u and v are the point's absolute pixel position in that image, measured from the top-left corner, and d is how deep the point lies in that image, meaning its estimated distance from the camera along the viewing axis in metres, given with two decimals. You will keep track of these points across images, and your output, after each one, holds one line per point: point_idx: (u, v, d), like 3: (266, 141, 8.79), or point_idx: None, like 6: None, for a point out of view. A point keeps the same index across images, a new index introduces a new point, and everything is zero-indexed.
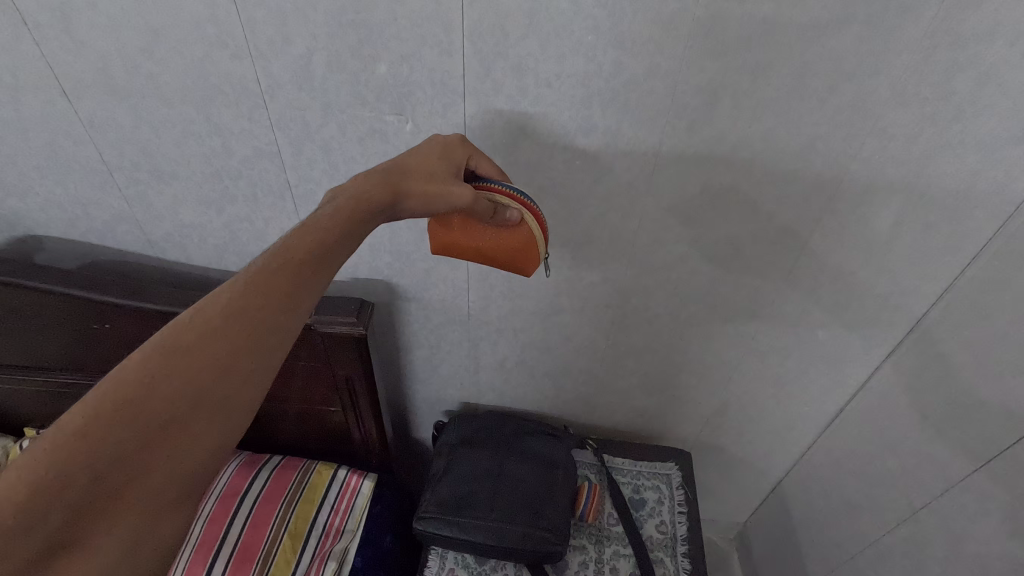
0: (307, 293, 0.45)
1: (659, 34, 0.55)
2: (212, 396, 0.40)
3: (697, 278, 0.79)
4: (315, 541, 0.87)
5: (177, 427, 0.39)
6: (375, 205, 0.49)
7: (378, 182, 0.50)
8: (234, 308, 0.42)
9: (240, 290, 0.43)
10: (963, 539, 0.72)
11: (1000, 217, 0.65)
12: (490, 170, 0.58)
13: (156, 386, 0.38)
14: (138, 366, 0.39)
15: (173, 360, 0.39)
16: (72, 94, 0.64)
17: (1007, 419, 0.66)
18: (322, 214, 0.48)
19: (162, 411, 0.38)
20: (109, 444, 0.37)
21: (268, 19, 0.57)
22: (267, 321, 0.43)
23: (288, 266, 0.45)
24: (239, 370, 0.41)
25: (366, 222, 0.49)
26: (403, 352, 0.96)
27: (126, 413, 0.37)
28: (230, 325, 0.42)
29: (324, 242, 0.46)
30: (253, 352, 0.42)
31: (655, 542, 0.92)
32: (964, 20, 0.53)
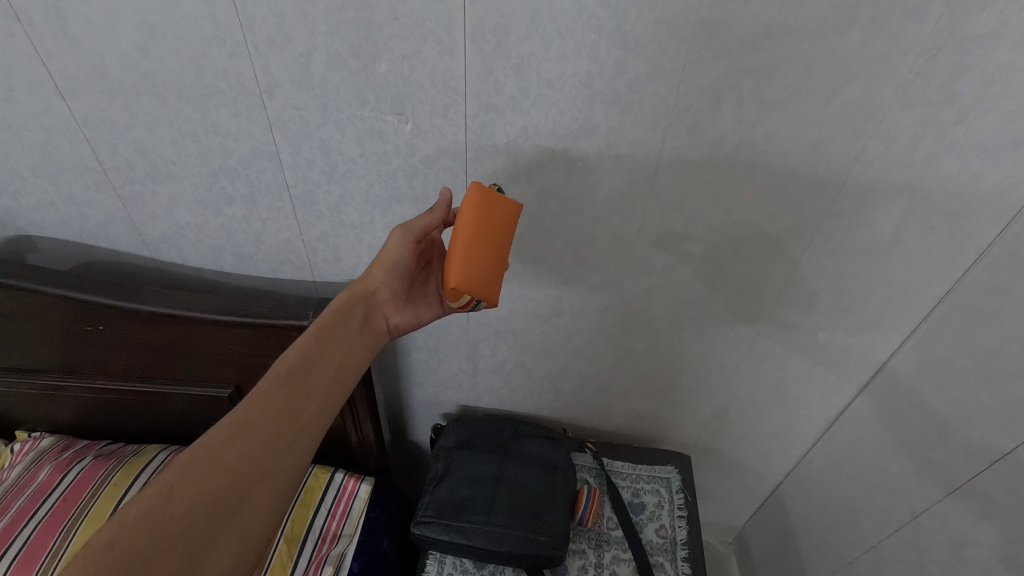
0: (305, 403, 0.54)
1: (663, 34, 0.55)
2: (225, 500, 0.47)
3: (698, 281, 0.79)
4: (312, 545, 0.86)
5: (196, 532, 0.45)
6: (347, 311, 0.60)
7: (350, 293, 0.61)
8: (241, 422, 0.50)
9: (247, 405, 0.51)
10: (964, 544, 0.72)
11: (1002, 221, 0.65)
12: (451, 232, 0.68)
13: (179, 496, 0.45)
14: (163, 479, 0.46)
15: (193, 472, 0.47)
16: (67, 92, 0.63)
17: (1009, 424, 0.65)
18: (308, 333, 0.58)
19: (184, 516, 0.45)
20: (141, 548, 0.42)
21: (267, 16, 0.56)
22: (272, 428, 0.51)
23: (285, 381, 0.54)
24: (250, 472, 0.49)
25: (344, 334, 0.59)
26: (401, 354, 0.95)
27: (152, 521, 0.44)
28: (241, 436, 0.49)
29: (312, 356, 0.56)
30: (260, 458, 0.49)
31: (655, 546, 0.91)
32: (970, 21, 0.52)
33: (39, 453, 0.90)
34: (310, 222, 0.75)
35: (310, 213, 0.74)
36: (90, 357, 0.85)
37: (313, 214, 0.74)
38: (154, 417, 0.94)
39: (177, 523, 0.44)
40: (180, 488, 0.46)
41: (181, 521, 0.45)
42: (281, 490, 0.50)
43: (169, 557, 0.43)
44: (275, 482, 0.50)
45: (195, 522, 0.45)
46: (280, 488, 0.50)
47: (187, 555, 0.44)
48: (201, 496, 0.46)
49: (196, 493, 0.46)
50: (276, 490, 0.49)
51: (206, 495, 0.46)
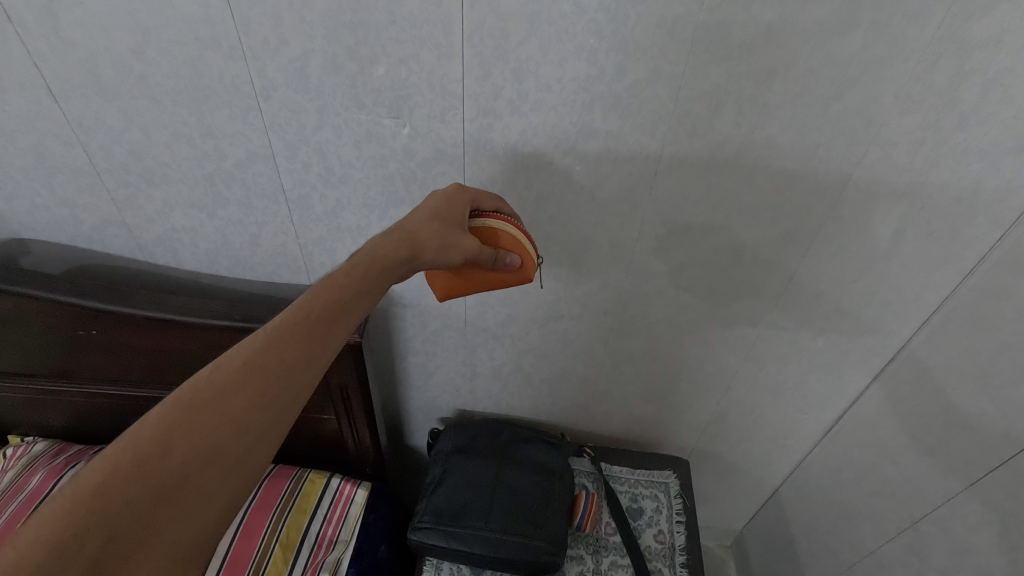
0: (325, 350, 0.45)
1: (663, 38, 0.54)
2: (226, 453, 0.39)
3: (697, 285, 0.78)
4: (308, 552, 0.86)
5: (192, 486, 0.37)
6: (388, 262, 0.50)
7: (394, 238, 0.51)
8: (252, 365, 0.42)
9: (260, 345, 0.43)
10: (964, 550, 0.71)
11: (1003, 226, 0.65)
12: (491, 202, 0.60)
13: (176, 442, 0.38)
14: (159, 419, 0.38)
15: (194, 415, 0.39)
16: (60, 95, 0.63)
17: (1010, 430, 0.65)
18: (339, 271, 0.48)
19: (179, 467, 0.37)
20: (124, 501, 0.35)
21: (263, 19, 0.55)
22: (284, 377, 0.43)
23: (307, 322, 0.45)
24: (254, 425, 0.40)
25: (378, 281, 0.49)
26: (398, 358, 0.94)
27: (144, 469, 0.36)
28: (253, 380, 0.41)
29: (340, 299, 0.47)
30: (269, 409, 0.41)
31: (653, 552, 0.90)
32: (971, 26, 0.52)
33: (33, 457, 0.89)
34: (306, 225, 0.75)
35: (306, 217, 0.74)
36: (84, 361, 0.84)
37: (310, 218, 0.74)
38: None
39: (172, 474, 0.37)
40: (177, 433, 0.38)
41: (174, 472, 0.37)
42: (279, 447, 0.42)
43: (161, 513, 0.36)
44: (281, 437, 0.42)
45: (188, 478, 0.37)
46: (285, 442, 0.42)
47: (179, 512, 0.37)
48: (200, 447, 0.38)
49: (195, 442, 0.38)
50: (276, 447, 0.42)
51: (207, 445, 0.38)
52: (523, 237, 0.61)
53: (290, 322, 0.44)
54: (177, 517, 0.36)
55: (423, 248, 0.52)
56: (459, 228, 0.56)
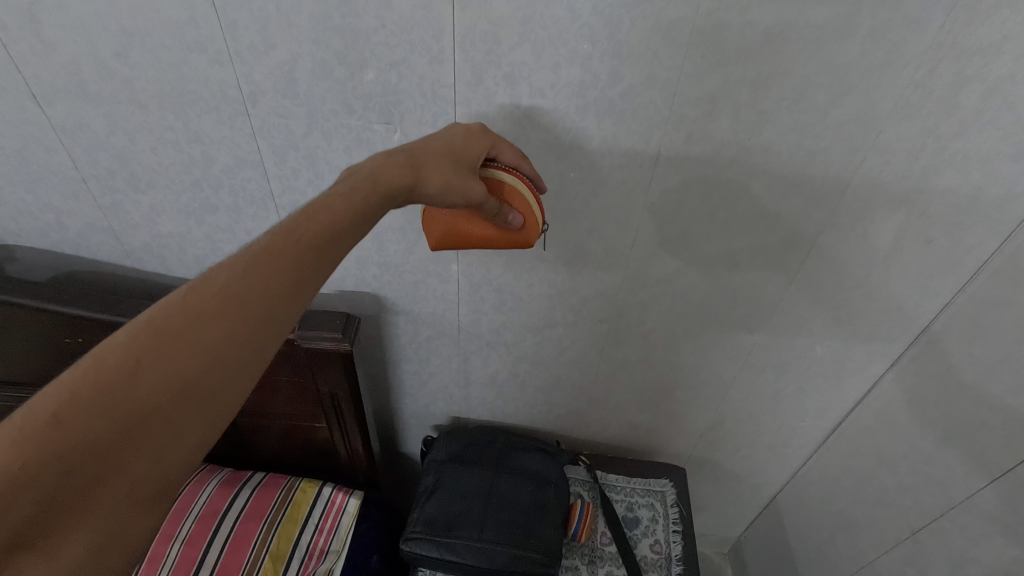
0: (315, 278, 0.40)
1: (657, 43, 0.53)
2: (204, 385, 0.34)
3: (694, 292, 0.77)
4: (298, 563, 0.84)
5: (163, 421, 0.32)
6: (388, 189, 0.44)
7: (396, 166, 0.46)
8: (234, 289, 0.36)
9: (246, 265, 0.37)
10: (963, 562, 0.70)
11: (1002, 234, 0.64)
12: (512, 157, 0.54)
13: (146, 369, 0.32)
14: (125, 343, 0.32)
15: (165, 341, 0.33)
16: (43, 98, 0.61)
17: (1011, 441, 0.64)
18: (333, 195, 0.42)
19: (148, 398, 0.32)
20: (87, 432, 0.30)
21: (249, 22, 0.54)
22: (273, 303, 0.37)
23: (299, 246, 0.39)
24: (238, 356, 0.36)
25: (376, 210, 0.44)
26: (391, 365, 0.93)
27: (105, 401, 0.31)
28: (239, 303, 0.36)
29: (337, 225, 0.41)
30: (253, 338, 0.36)
31: (649, 562, 0.89)
32: (970, 33, 0.51)
33: None
34: None
35: None
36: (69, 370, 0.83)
37: None
38: None
39: (139, 406, 0.32)
40: (150, 357, 0.33)
41: (146, 404, 0.32)
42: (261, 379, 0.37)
43: (125, 452, 0.31)
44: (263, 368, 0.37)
45: (161, 410, 0.32)
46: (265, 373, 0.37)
47: (147, 450, 0.32)
48: (178, 375, 0.33)
49: (170, 369, 0.33)
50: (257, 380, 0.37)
51: (185, 373, 0.33)
52: (531, 197, 0.55)
53: (277, 244, 0.38)
54: (143, 455, 0.32)
55: (427, 181, 0.47)
56: (468, 172, 0.50)
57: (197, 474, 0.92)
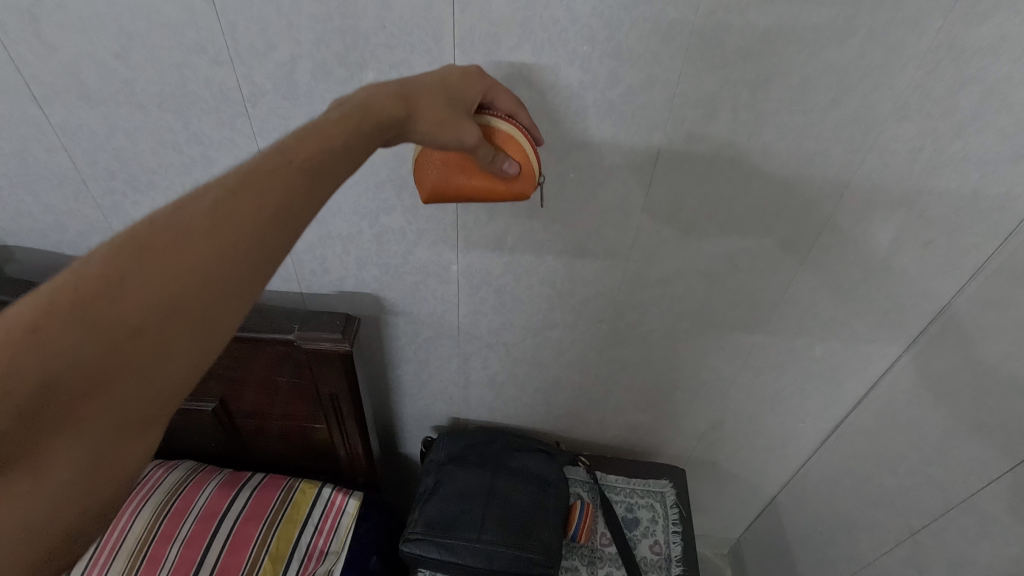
0: (310, 206, 0.37)
1: (657, 44, 0.53)
2: (189, 309, 0.33)
3: (694, 292, 0.77)
4: (298, 564, 0.84)
5: (148, 342, 0.32)
6: (385, 120, 0.40)
7: (390, 95, 0.41)
8: (221, 212, 0.34)
9: (234, 186, 0.35)
10: (963, 562, 0.70)
11: (1001, 234, 0.64)
12: (510, 102, 0.49)
13: (129, 287, 0.32)
14: (106, 256, 0.32)
15: (146, 260, 0.32)
16: (43, 99, 0.61)
17: (1010, 442, 0.64)
18: (327, 119, 0.39)
19: (130, 318, 0.32)
20: (68, 347, 0.30)
21: (249, 24, 0.54)
22: (263, 227, 0.35)
23: (290, 169, 0.36)
24: (226, 280, 0.34)
25: (372, 140, 0.40)
26: (390, 365, 0.93)
27: (85, 318, 0.31)
28: (225, 225, 0.34)
29: (331, 149, 0.38)
30: (242, 264, 0.35)
31: (649, 563, 0.89)
32: (968, 35, 0.51)
33: None
34: None
35: None
36: None
37: None
38: None
39: (122, 324, 0.31)
40: (132, 275, 0.32)
41: (130, 322, 0.32)
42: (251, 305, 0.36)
43: (109, 370, 0.31)
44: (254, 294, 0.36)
45: (145, 330, 0.32)
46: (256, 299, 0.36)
47: (132, 369, 0.32)
48: (160, 296, 0.32)
49: (152, 289, 0.32)
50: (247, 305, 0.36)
51: (169, 292, 0.33)
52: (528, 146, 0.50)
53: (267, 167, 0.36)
54: (128, 373, 0.32)
55: (420, 115, 0.42)
56: (462, 113, 0.45)
57: (197, 475, 0.92)
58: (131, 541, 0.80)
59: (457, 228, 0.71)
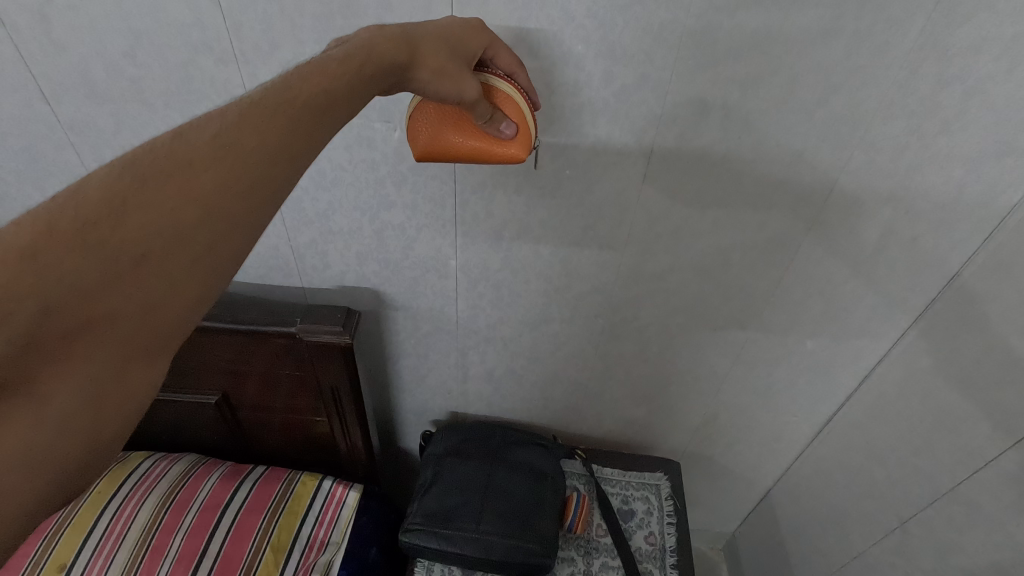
0: (313, 145, 0.38)
1: (649, 44, 0.55)
2: (191, 241, 0.34)
3: (687, 287, 0.79)
4: (299, 553, 0.86)
5: (150, 272, 0.33)
6: (385, 64, 0.41)
7: (391, 38, 0.42)
8: (223, 147, 0.35)
9: (236, 119, 0.36)
10: (950, 551, 0.72)
11: (985, 230, 0.66)
12: (509, 61, 0.50)
13: (130, 214, 0.32)
14: (105, 182, 0.32)
15: (146, 189, 0.33)
16: (52, 97, 0.63)
17: (994, 431, 0.65)
18: (330, 57, 0.39)
19: (131, 246, 0.32)
20: (70, 271, 0.30)
21: (254, 24, 0.56)
22: (265, 163, 0.36)
23: (292, 106, 0.37)
24: (229, 214, 0.35)
25: (375, 82, 0.41)
26: (390, 360, 0.94)
27: (86, 243, 0.31)
28: (227, 159, 0.35)
29: (333, 88, 0.38)
30: (246, 198, 0.35)
31: (644, 553, 0.91)
32: (950, 34, 0.53)
33: None
34: (298, 228, 0.75)
35: (298, 220, 0.74)
36: None
37: (302, 221, 0.74)
38: (145, 423, 0.94)
39: (124, 253, 0.32)
40: (133, 203, 0.32)
41: (132, 250, 0.32)
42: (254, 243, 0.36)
43: (111, 298, 0.32)
44: (255, 231, 0.36)
45: (148, 257, 0.33)
46: (257, 236, 0.36)
47: (135, 298, 0.32)
48: (162, 225, 0.33)
49: (154, 218, 0.33)
50: (249, 240, 0.36)
51: (171, 222, 0.33)
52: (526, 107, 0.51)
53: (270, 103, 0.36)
54: (131, 305, 0.32)
55: (422, 61, 0.42)
56: (463, 64, 0.45)
57: (199, 468, 0.93)
58: (136, 530, 0.82)
59: (455, 224, 0.73)
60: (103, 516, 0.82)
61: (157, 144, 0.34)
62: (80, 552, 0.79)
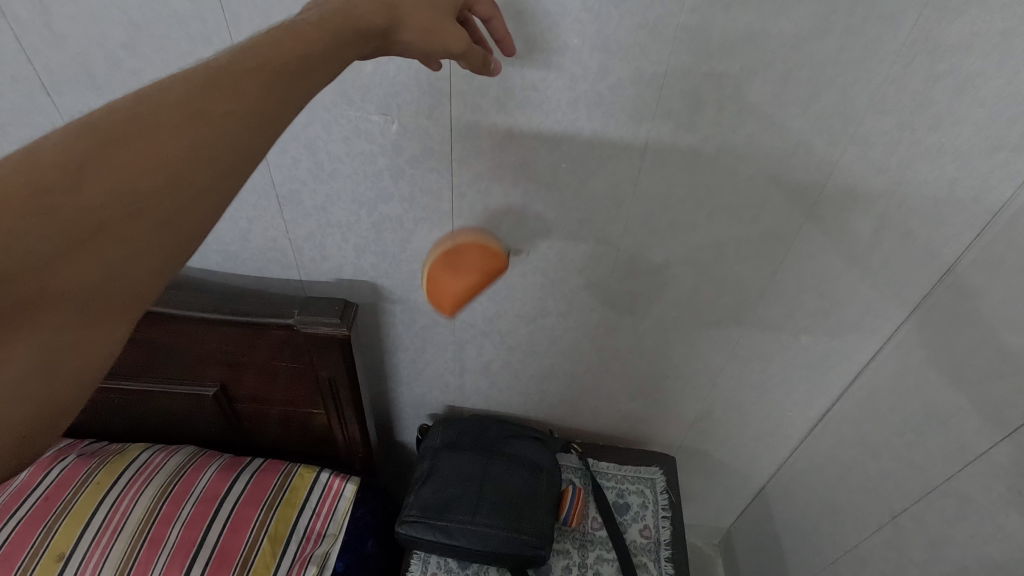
0: (285, 112, 0.37)
1: (645, 38, 0.56)
2: (155, 207, 0.33)
3: (682, 281, 0.80)
4: (296, 545, 0.86)
5: (111, 236, 0.32)
6: (365, 29, 0.41)
7: (371, 1, 0.41)
8: (191, 112, 0.34)
9: (200, 84, 0.35)
10: (941, 543, 0.72)
11: (977, 225, 0.66)
12: (489, 7, 0.49)
13: (88, 178, 0.31)
14: (63, 145, 0.32)
15: (108, 154, 0.32)
16: (52, 89, 0.63)
17: (984, 424, 0.66)
18: (303, 23, 0.39)
19: (92, 211, 0.31)
20: (26, 234, 0.30)
21: (253, 15, 0.56)
22: (233, 129, 0.35)
23: (262, 72, 0.36)
24: (195, 179, 0.34)
25: (352, 48, 0.40)
26: (387, 352, 0.95)
27: (43, 206, 0.30)
28: (192, 124, 0.34)
29: (304, 56, 0.38)
30: (212, 164, 0.35)
31: (638, 547, 0.91)
32: (942, 31, 0.54)
33: None
34: (296, 221, 0.76)
35: (296, 213, 0.75)
36: None
37: (300, 214, 0.75)
38: (145, 415, 0.95)
39: (84, 217, 0.31)
40: (93, 167, 0.32)
41: (91, 215, 0.31)
42: (220, 210, 0.36)
43: (70, 261, 0.31)
44: (222, 197, 0.36)
45: (109, 221, 0.32)
46: (225, 203, 0.36)
47: (96, 263, 0.32)
48: (123, 189, 0.32)
49: (114, 183, 0.32)
50: (215, 206, 0.35)
51: (132, 186, 0.32)
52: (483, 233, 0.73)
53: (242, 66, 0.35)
54: (90, 269, 0.32)
55: (404, 21, 0.43)
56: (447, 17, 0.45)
57: (197, 460, 0.93)
58: (133, 522, 0.82)
59: (453, 218, 0.74)
60: (100, 509, 0.83)
61: (120, 107, 0.34)
62: (77, 543, 0.79)
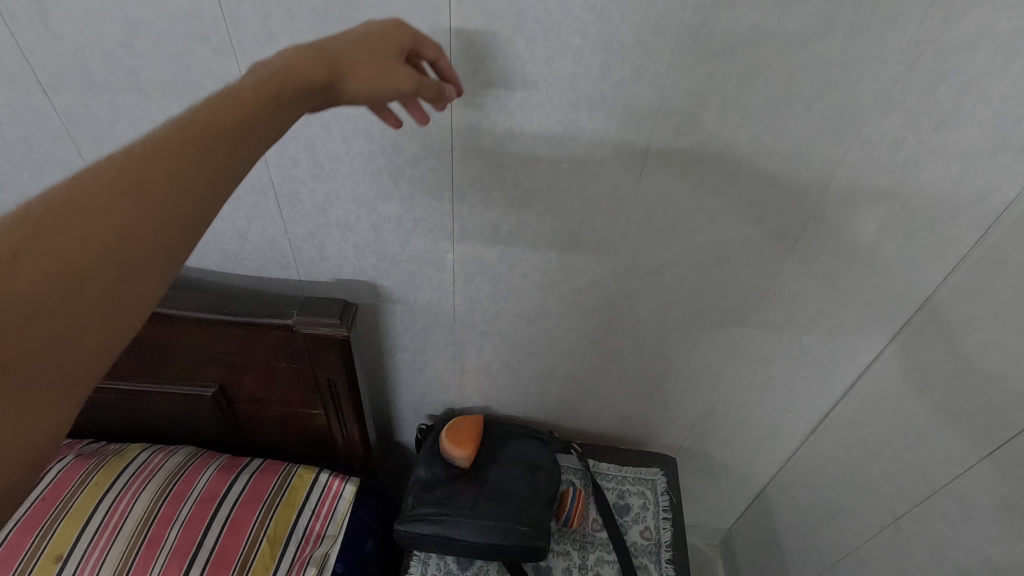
0: (226, 177, 0.39)
1: (647, 37, 0.55)
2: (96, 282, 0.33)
3: (684, 282, 0.79)
4: (296, 545, 0.86)
5: (52, 314, 0.31)
6: (306, 84, 0.43)
7: (311, 56, 0.43)
8: (131, 188, 0.35)
9: (136, 160, 0.36)
10: (944, 545, 0.72)
11: (981, 227, 0.66)
12: (434, 50, 0.51)
13: (23, 260, 0.31)
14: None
15: (43, 235, 0.32)
16: (49, 87, 0.63)
17: (988, 427, 0.66)
18: (241, 86, 0.40)
19: (30, 292, 0.31)
20: None
21: (251, 13, 0.56)
22: (172, 200, 0.36)
23: (199, 141, 0.37)
24: (136, 253, 0.34)
25: (293, 105, 0.42)
26: (387, 353, 0.94)
27: None
28: (131, 199, 0.35)
29: (242, 121, 0.39)
30: (154, 234, 0.35)
31: (639, 548, 0.91)
32: (948, 30, 0.53)
33: None
34: (295, 221, 0.75)
35: (296, 213, 0.74)
36: None
37: (299, 214, 0.74)
38: (143, 415, 0.94)
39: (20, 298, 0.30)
40: (28, 248, 0.31)
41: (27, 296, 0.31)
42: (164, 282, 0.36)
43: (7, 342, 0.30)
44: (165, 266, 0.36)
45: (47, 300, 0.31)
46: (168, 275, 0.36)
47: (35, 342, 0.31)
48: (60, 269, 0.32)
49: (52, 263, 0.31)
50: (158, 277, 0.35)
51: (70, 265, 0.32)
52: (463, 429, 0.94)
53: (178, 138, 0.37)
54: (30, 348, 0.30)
55: (349, 72, 0.44)
56: (394, 60, 0.47)
57: (195, 460, 0.93)
58: (132, 523, 0.82)
59: (453, 218, 0.73)
60: (98, 509, 0.82)
61: (53, 193, 0.34)
62: (76, 543, 0.78)
